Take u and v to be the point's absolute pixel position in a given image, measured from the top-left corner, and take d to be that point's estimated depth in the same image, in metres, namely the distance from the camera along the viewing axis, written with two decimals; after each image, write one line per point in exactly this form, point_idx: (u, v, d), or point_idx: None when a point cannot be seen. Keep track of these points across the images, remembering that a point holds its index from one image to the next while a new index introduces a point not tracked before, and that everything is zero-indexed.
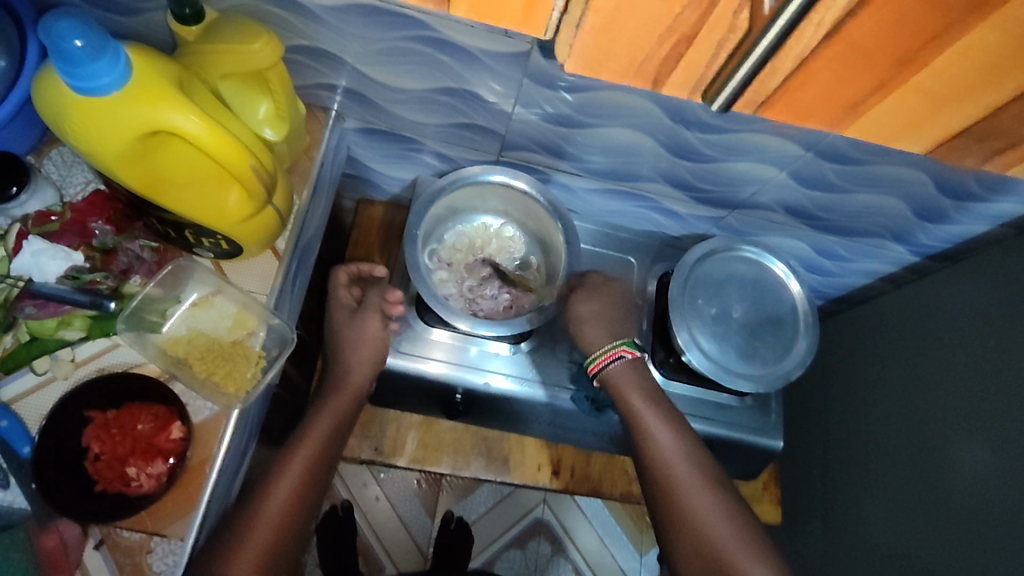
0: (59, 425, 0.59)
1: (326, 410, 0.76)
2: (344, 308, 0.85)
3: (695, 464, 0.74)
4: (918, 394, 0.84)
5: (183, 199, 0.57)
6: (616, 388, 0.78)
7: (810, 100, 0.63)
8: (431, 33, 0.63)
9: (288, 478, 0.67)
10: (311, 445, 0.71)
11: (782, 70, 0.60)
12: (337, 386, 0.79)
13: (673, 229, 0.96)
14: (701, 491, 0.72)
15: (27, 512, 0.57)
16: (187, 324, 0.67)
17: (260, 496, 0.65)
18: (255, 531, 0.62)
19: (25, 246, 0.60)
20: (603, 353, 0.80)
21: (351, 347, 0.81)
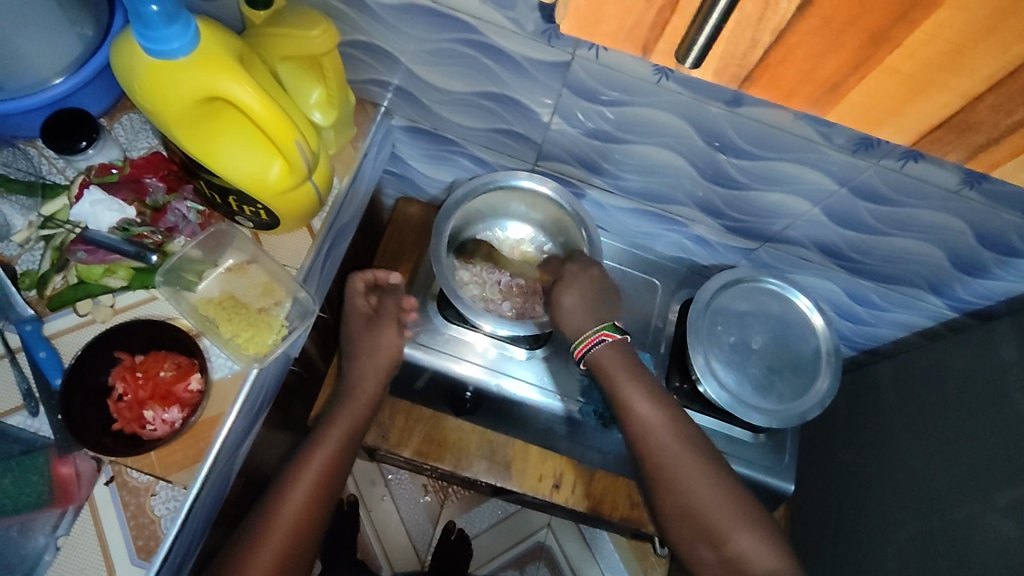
0: (89, 363, 0.63)
1: (346, 412, 0.79)
2: (360, 321, 0.87)
3: (686, 441, 0.75)
4: (945, 454, 0.80)
5: (231, 164, 0.61)
6: (605, 373, 0.78)
7: (796, 69, 0.47)
8: (478, 37, 0.66)
9: (305, 481, 0.71)
10: (328, 448, 0.74)
11: (759, 42, 0.45)
12: (357, 379, 0.82)
13: (704, 258, 0.95)
14: (688, 464, 0.73)
15: (49, 441, 0.61)
16: (220, 286, 0.71)
17: (279, 499, 0.69)
18: (271, 536, 0.66)
19: (87, 195, 0.67)
20: (586, 337, 0.79)
21: (370, 358, 0.83)
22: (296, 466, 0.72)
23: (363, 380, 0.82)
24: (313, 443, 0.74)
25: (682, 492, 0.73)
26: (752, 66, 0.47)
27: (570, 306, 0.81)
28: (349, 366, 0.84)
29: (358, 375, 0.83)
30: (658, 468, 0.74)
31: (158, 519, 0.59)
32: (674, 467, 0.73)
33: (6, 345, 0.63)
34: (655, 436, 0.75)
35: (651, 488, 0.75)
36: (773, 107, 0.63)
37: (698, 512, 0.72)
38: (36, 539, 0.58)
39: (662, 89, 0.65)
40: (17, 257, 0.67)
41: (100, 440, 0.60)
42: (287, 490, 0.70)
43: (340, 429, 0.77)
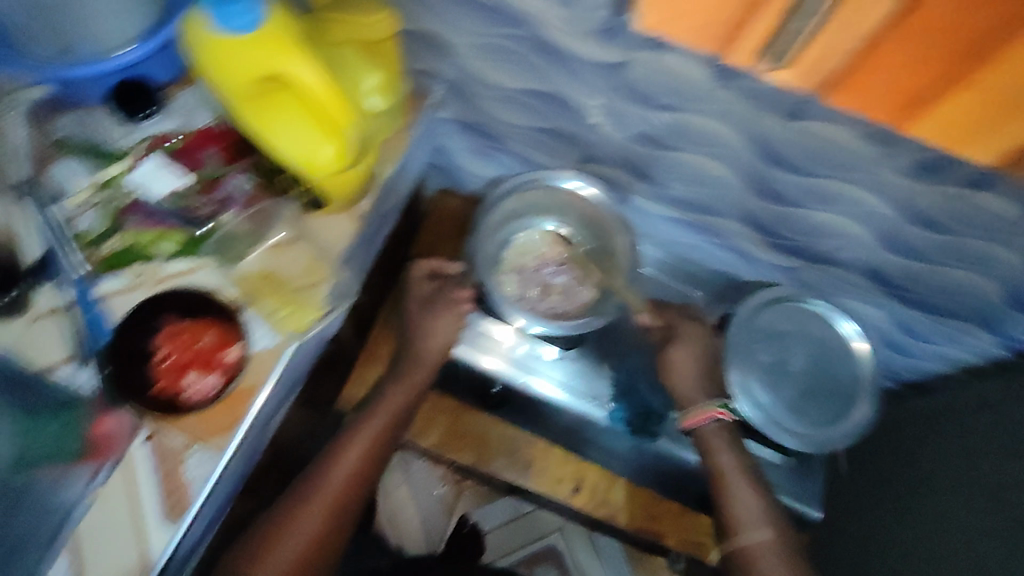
0: (134, 327, 0.64)
1: (397, 388, 0.79)
2: (416, 308, 0.84)
3: (757, 491, 0.73)
4: (976, 497, 0.77)
5: (286, 142, 0.62)
6: (706, 446, 0.77)
7: (881, 79, 0.47)
8: (533, 36, 0.66)
9: (356, 451, 0.72)
10: (379, 421, 0.75)
11: (846, 51, 0.46)
12: (411, 359, 0.81)
13: (746, 274, 0.93)
14: (752, 513, 0.72)
15: (87, 398, 0.63)
16: (263, 262, 0.70)
17: (330, 466, 0.71)
18: (317, 500, 0.68)
19: (146, 162, 0.69)
20: (696, 412, 0.77)
21: (422, 340, 0.82)
22: (348, 435, 0.74)
23: (417, 359, 0.81)
24: (365, 416, 0.76)
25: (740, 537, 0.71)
26: (836, 78, 0.49)
27: (680, 366, 0.81)
28: (403, 348, 0.83)
29: (413, 355, 0.81)
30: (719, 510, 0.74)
31: (188, 483, 0.61)
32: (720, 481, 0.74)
33: (59, 302, 0.66)
34: (723, 480, 0.74)
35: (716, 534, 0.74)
36: (833, 125, 0.61)
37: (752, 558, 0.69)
38: (71, 491, 0.61)
39: (717, 98, 0.64)
40: (74, 217, 0.68)
41: (144, 398, 0.62)
42: (338, 458, 0.71)
43: (391, 405, 0.77)
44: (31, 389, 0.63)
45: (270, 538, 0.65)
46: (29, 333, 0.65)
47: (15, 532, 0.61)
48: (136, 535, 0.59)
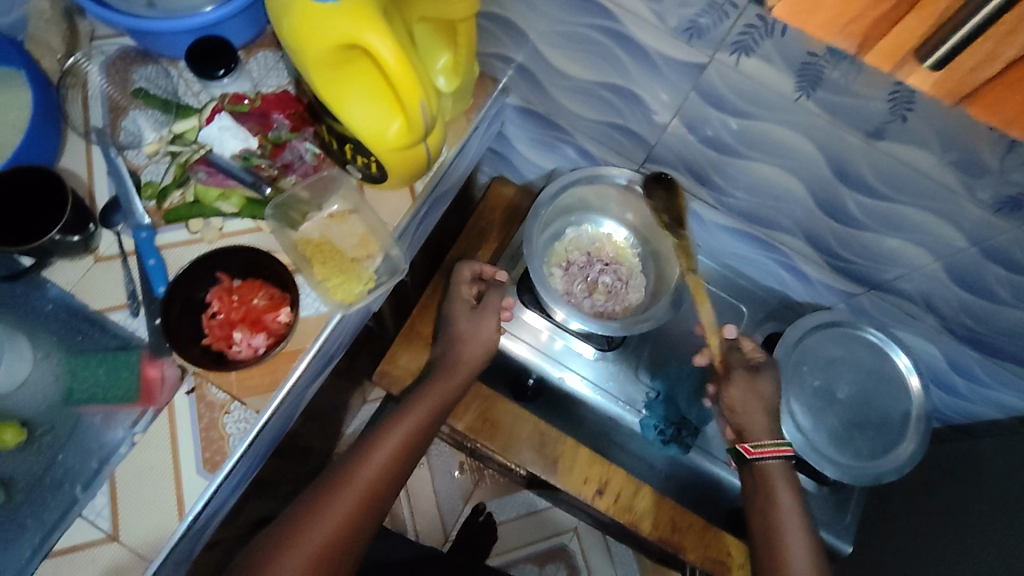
0: (190, 280, 0.65)
1: (438, 384, 0.75)
2: (462, 309, 0.82)
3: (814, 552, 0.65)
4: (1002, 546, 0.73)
5: (355, 112, 0.62)
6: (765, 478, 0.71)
7: (1020, 96, 0.48)
8: (615, 25, 0.65)
9: (389, 444, 0.68)
10: (420, 413, 0.72)
11: (993, 60, 0.47)
12: (453, 356, 0.78)
13: (800, 294, 0.90)
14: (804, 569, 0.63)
15: (143, 346, 0.64)
16: (321, 230, 0.72)
17: (365, 455, 0.66)
18: (347, 490, 0.63)
19: (216, 120, 0.70)
20: (772, 445, 0.72)
21: (465, 340, 0.79)
22: (386, 426, 0.70)
23: (459, 358, 0.78)
24: (406, 408, 0.72)
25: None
26: (971, 88, 0.50)
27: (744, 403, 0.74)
28: (442, 346, 0.80)
29: (454, 351, 0.78)
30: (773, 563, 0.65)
31: (226, 437, 0.62)
32: (772, 520, 0.68)
33: (122, 247, 0.68)
34: (779, 532, 0.66)
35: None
36: (917, 147, 0.59)
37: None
38: (114, 435, 0.64)
39: (799, 108, 0.62)
40: (144, 166, 0.72)
41: (192, 348, 0.63)
42: (375, 448, 0.67)
43: (432, 399, 0.74)
44: (88, 334, 0.67)
45: (297, 522, 0.60)
46: (91, 275, 0.67)
47: (60, 467, 0.64)
48: (173, 480, 0.60)
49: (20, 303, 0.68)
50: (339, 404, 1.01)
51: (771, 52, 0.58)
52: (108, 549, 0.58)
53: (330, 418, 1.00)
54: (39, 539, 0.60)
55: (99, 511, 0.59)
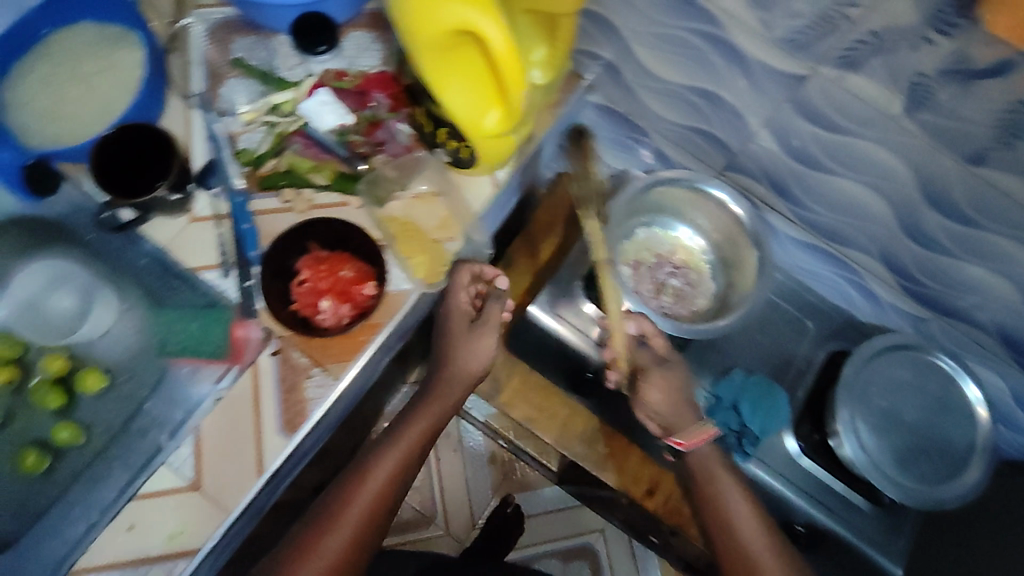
0: (284, 248, 0.68)
1: (432, 404, 0.76)
2: (465, 319, 0.77)
3: (768, 532, 0.67)
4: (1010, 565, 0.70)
5: (454, 97, 0.62)
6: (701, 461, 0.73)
7: None
8: (715, 30, 0.64)
9: (384, 467, 0.69)
10: (414, 435, 0.73)
11: None
12: (449, 370, 0.77)
13: (866, 315, 0.89)
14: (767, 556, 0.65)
15: (231, 305, 0.67)
16: (405, 210, 0.73)
17: (362, 478, 0.68)
18: (345, 516, 0.65)
19: (316, 95, 0.72)
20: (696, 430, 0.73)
21: (459, 358, 0.77)
22: (380, 448, 0.71)
23: (446, 377, 0.77)
24: (401, 428, 0.73)
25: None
26: None
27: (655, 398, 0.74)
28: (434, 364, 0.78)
29: (451, 367, 0.77)
30: (736, 557, 0.66)
31: (307, 400, 0.64)
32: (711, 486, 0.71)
33: (216, 210, 0.70)
34: (730, 523, 0.68)
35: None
36: (1017, 175, 0.58)
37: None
38: (196, 394, 0.65)
39: (897, 126, 0.62)
40: (240, 133, 0.73)
41: (280, 312, 0.65)
42: (370, 472, 0.68)
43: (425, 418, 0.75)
44: (181, 289, 0.68)
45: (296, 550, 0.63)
46: (185, 234, 0.69)
47: (148, 415, 0.66)
48: (253, 440, 0.63)
49: (116, 255, 0.71)
50: (391, 383, 1.03)
51: (878, 69, 0.58)
52: (189, 498, 0.61)
53: (382, 395, 1.01)
54: (125, 482, 0.62)
55: (182, 461, 0.62)
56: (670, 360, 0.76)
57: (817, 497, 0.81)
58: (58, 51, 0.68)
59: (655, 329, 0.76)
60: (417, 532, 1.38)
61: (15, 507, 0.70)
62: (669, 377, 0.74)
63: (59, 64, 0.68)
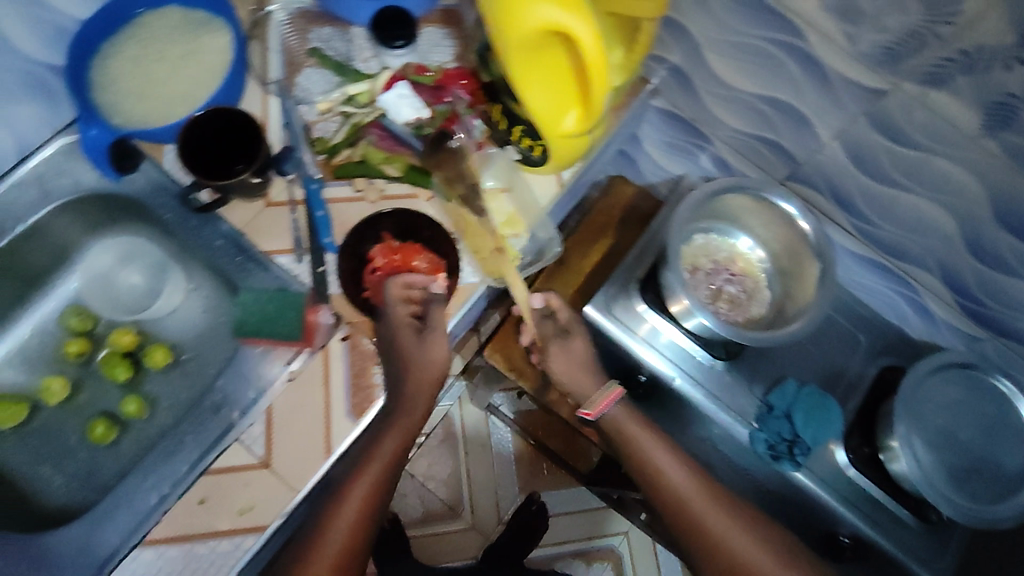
0: (359, 238, 0.69)
1: (395, 425, 0.66)
2: (411, 331, 0.68)
3: (701, 483, 0.76)
4: None
5: (537, 97, 0.63)
6: (622, 432, 0.77)
7: None
8: (799, 42, 0.65)
9: (357, 491, 0.63)
10: (378, 465, 0.64)
11: None
12: (410, 386, 0.67)
13: (918, 331, 0.89)
14: (714, 512, 0.74)
15: (302, 292, 0.69)
16: (474, 205, 0.74)
17: (328, 516, 0.62)
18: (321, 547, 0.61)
19: (396, 87, 0.72)
20: (603, 396, 0.78)
21: (417, 372, 0.67)
22: (342, 483, 0.64)
23: (405, 393, 0.66)
24: (363, 457, 0.65)
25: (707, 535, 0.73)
26: None
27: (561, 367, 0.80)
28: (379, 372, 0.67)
29: (409, 384, 0.67)
30: (684, 516, 0.74)
31: (375, 385, 0.66)
32: (647, 456, 0.76)
33: (292, 196, 0.72)
34: (669, 486, 0.74)
35: (679, 538, 0.75)
36: None
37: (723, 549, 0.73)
38: (264, 378, 0.67)
39: (977, 146, 0.62)
40: (316, 122, 0.74)
41: (354, 297, 0.67)
42: (334, 513, 0.62)
43: (388, 447, 0.65)
44: (254, 272, 0.70)
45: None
46: (261, 218, 0.71)
47: (219, 392, 0.67)
48: (322, 423, 0.64)
49: (190, 236, 0.72)
50: None
51: (966, 89, 0.58)
52: (259, 475, 0.62)
53: None
54: (195, 457, 0.64)
55: (254, 439, 0.64)
56: (571, 330, 0.83)
57: (863, 511, 0.82)
58: (150, 33, 0.68)
59: (562, 307, 0.84)
60: (445, 525, 1.39)
61: (82, 476, 0.72)
62: (568, 347, 0.81)
63: (151, 46, 0.68)
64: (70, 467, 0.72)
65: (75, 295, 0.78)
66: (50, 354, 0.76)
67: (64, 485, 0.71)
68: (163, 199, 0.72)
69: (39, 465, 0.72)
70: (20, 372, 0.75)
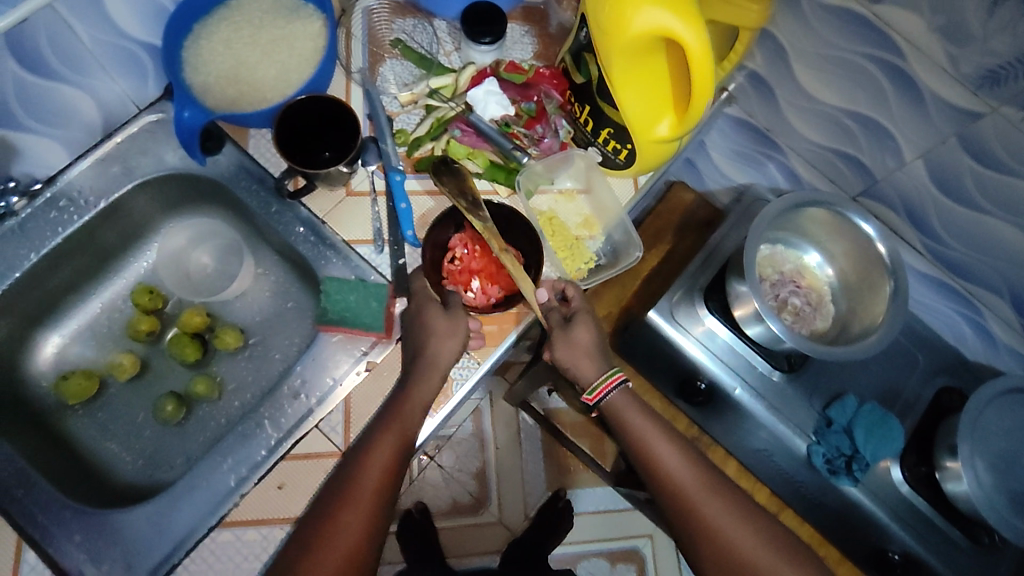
0: (439, 228, 0.67)
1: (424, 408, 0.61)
2: (435, 309, 0.64)
3: (698, 470, 0.67)
4: None
5: (632, 101, 0.64)
6: (619, 419, 0.69)
7: None
8: (896, 60, 0.65)
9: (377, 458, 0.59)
10: (398, 430, 0.60)
11: None
12: (424, 361, 0.62)
13: (976, 353, 0.89)
14: (710, 502, 0.65)
15: (382, 284, 0.69)
16: (550, 205, 0.75)
17: (352, 475, 0.59)
18: (343, 515, 0.57)
19: (484, 83, 0.73)
20: (602, 381, 0.67)
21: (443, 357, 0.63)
22: (361, 452, 0.59)
23: (428, 378, 0.62)
24: (385, 419, 0.61)
25: (714, 531, 0.63)
26: None
27: (578, 345, 0.68)
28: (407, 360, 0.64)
29: (427, 364, 0.62)
30: (684, 509, 0.65)
31: (450, 380, 0.67)
32: (646, 443, 0.67)
33: (373, 186, 0.71)
34: (664, 471, 0.66)
35: (675, 527, 0.66)
36: None
37: (722, 547, 0.63)
38: (341, 367, 0.68)
39: None
40: (397, 114, 0.74)
41: (434, 282, 0.66)
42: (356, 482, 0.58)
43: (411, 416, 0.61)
44: (333, 261, 0.70)
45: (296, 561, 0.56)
46: (342, 206, 0.71)
47: (296, 378, 0.67)
48: None
49: (269, 221, 0.72)
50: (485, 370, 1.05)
51: None
52: None
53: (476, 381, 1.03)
54: (274, 440, 0.66)
55: (334, 426, 0.64)
56: (575, 317, 0.69)
57: (914, 528, 0.83)
58: (241, 14, 0.68)
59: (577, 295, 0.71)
60: (471, 517, 1.39)
61: (149, 454, 0.72)
62: (571, 336, 0.68)
63: (243, 27, 0.67)
64: (137, 445, 0.72)
65: (146, 275, 0.78)
66: (119, 331, 0.76)
67: (133, 462, 0.72)
68: (245, 183, 0.72)
69: (106, 441, 0.72)
70: (90, 348, 0.75)
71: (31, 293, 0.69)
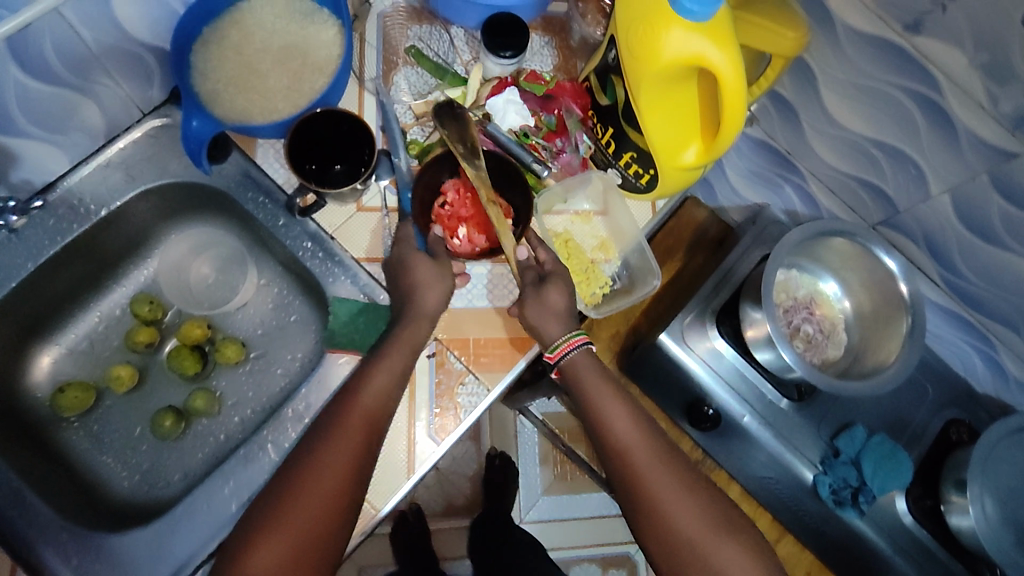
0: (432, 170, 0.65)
1: None
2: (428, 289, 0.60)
3: (654, 439, 0.59)
4: None
5: (658, 127, 0.62)
6: (577, 382, 0.61)
7: None
8: (931, 93, 0.63)
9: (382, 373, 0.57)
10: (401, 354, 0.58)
11: None
12: (408, 309, 0.60)
13: (985, 385, 0.89)
14: (662, 473, 0.57)
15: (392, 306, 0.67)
16: (566, 226, 0.72)
17: (354, 392, 0.57)
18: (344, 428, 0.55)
19: (505, 92, 0.70)
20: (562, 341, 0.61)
21: None
22: (340, 405, 0.56)
23: None
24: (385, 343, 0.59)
25: (657, 504, 0.56)
26: None
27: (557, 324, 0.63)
28: None
29: None
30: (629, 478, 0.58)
31: (458, 406, 0.65)
32: (597, 403, 0.60)
33: (385, 202, 0.69)
34: (612, 435, 0.59)
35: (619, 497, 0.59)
36: None
37: (670, 524, 0.56)
38: None
39: None
40: (410, 125, 0.72)
41: (421, 226, 0.65)
42: (326, 447, 0.54)
43: (377, 391, 0.56)
44: (340, 278, 0.68)
45: (258, 531, 0.52)
46: (352, 222, 0.69)
47: (300, 402, 0.65)
48: (407, 434, 0.64)
49: (276, 235, 0.69)
50: None
51: None
52: None
53: None
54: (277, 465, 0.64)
55: None
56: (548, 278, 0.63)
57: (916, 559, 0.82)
58: (253, 18, 0.64)
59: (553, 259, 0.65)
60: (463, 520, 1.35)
61: (145, 469, 0.70)
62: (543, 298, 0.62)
63: (255, 32, 0.64)
64: (133, 461, 0.70)
65: (146, 284, 0.75)
66: (116, 342, 0.74)
67: (128, 477, 0.70)
68: (251, 194, 0.69)
69: (101, 455, 0.70)
70: (86, 359, 0.73)
71: (27, 303, 0.67)
